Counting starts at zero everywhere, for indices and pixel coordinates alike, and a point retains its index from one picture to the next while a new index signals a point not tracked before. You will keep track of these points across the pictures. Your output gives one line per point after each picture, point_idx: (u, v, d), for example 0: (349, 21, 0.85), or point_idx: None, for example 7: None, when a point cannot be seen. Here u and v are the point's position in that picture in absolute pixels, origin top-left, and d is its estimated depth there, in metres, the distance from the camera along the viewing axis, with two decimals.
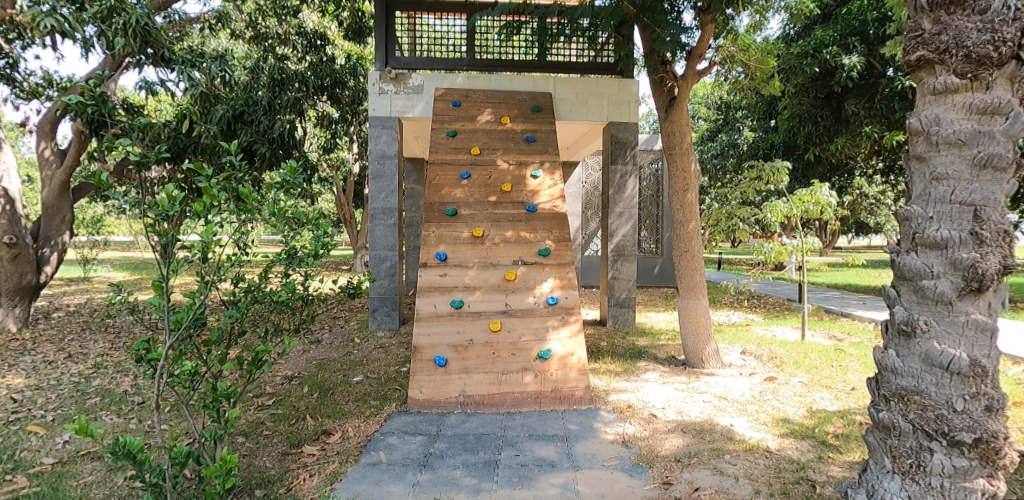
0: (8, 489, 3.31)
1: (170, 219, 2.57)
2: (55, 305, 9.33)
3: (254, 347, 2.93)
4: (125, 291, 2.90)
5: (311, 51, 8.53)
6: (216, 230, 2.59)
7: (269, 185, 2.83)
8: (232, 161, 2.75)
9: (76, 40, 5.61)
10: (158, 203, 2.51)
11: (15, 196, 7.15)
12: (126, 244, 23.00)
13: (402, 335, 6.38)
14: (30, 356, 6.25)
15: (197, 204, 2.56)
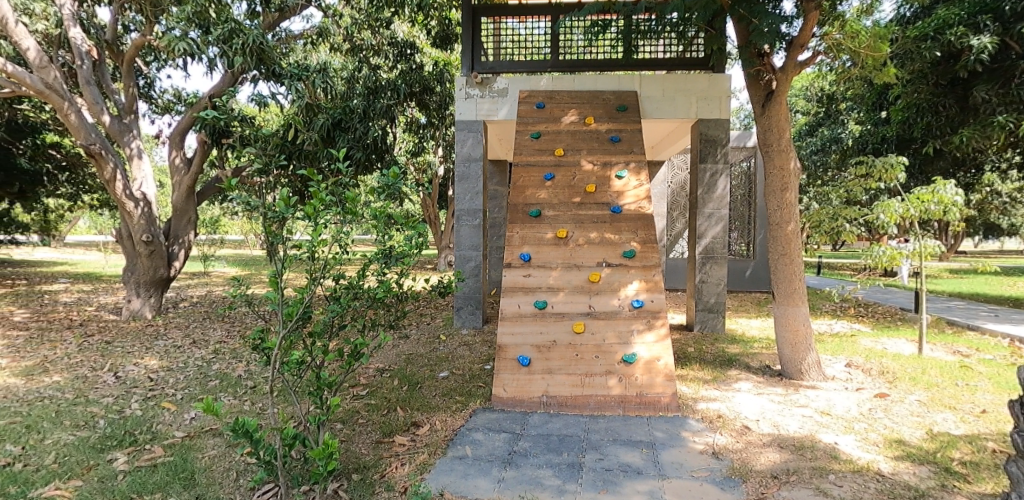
0: (148, 456, 3.72)
1: (280, 221, 2.87)
2: (180, 296, 10.37)
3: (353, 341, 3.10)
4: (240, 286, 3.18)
5: (401, 60, 8.70)
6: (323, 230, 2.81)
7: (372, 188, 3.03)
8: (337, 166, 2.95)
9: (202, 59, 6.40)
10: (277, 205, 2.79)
11: (152, 199, 8.03)
12: (237, 242, 25.13)
13: (486, 334, 6.52)
14: (162, 341, 7.01)
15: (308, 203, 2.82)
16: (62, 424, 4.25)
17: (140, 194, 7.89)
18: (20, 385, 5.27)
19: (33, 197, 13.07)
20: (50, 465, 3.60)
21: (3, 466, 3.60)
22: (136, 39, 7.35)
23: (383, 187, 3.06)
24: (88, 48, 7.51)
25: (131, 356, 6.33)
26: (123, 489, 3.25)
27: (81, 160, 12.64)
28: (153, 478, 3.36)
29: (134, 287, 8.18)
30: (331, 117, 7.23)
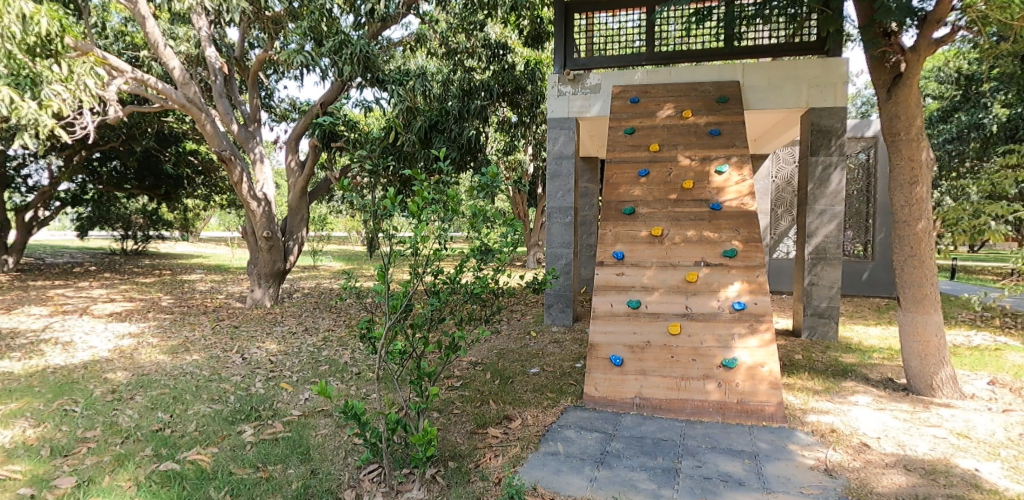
0: (270, 431, 4.21)
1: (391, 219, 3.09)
2: (294, 287, 11.27)
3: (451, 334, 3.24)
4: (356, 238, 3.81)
5: (494, 61, 8.82)
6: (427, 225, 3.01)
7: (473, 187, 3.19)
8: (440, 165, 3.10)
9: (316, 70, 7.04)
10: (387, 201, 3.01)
11: (272, 199, 8.75)
12: (344, 238, 26.93)
13: (576, 332, 6.47)
14: (280, 327, 7.86)
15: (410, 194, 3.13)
16: (201, 397, 4.94)
17: (262, 195, 8.61)
18: (168, 362, 6.21)
19: (176, 198, 14.74)
20: (193, 432, 4.17)
21: (156, 430, 4.21)
22: (259, 56, 8.23)
23: (484, 185, 3.18)
24: (220, 65, 8.30)
25: (255, 341, 7.15)
26: (249, 457, 3.69)
27: (213, 164, 14.10)
28: (275, 450, 3.77)
29: (256, 278, 9.03)
30: (428, 120, 7.59)
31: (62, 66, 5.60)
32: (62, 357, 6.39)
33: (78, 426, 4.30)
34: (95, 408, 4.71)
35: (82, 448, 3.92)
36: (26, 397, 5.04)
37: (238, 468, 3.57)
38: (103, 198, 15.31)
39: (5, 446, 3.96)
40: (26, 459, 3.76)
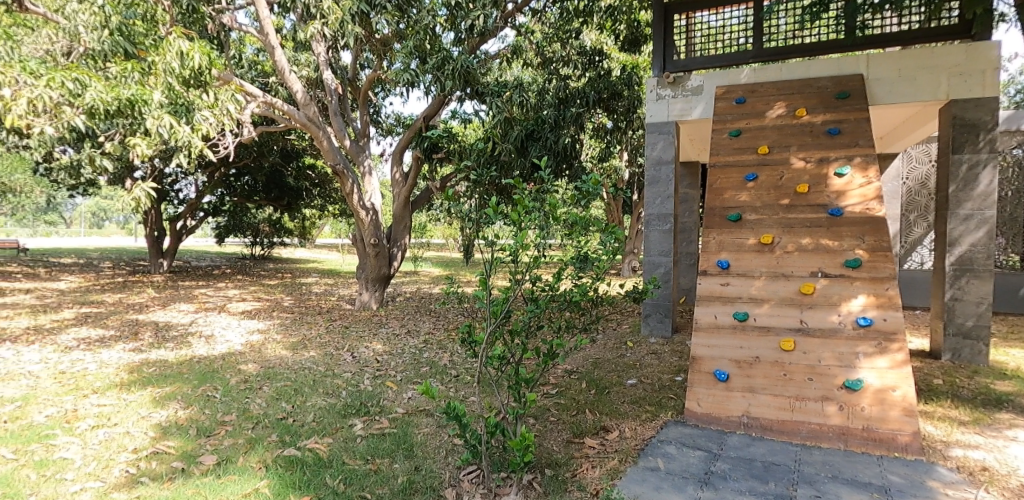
0: (378, 426, 4.85)
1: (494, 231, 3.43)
2: (398, 291, 11.85)
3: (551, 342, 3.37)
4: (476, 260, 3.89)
5: (590, 68, 8.48)
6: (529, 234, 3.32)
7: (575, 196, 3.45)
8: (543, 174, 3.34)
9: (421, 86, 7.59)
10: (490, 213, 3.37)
11: (378, 208, 9.23)
12: (445, 245, 27.97)
13: (676, 344, 6.20)
14: (385, 328, 8.34)
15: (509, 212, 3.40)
16: (318, 391, 5.66)
17: (370, 205, 9.11)
18: (290, 356, 6.84)
19: (296, 208, 15.97)
20: (312, 422, 4.84)
21: (281, 419, 4.93)
22: (371, 75, 8.81)
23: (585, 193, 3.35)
24: (336, 86, 8.90)
25: (363, 340, 7.67)
26: (360, 450, 4.24)
27: (328, 177, 15.25)
28: (384, 444, 4.33)
29: (363, 282, 9.60)
30: (524, 129, 7.69)
31: (210, 94, 6.29)
32: (205, 349, 7.14)
33: (218, 411, 5.07)
34: (232, 396, 5.47)
35: (222, 430, 4.66)
36: (177, 382, 5.83)
37: (350, 458, 4.12)
38: (238, 209, 17.04)
39: (163, 423, 4.79)
40: (179, 436, 4.53)
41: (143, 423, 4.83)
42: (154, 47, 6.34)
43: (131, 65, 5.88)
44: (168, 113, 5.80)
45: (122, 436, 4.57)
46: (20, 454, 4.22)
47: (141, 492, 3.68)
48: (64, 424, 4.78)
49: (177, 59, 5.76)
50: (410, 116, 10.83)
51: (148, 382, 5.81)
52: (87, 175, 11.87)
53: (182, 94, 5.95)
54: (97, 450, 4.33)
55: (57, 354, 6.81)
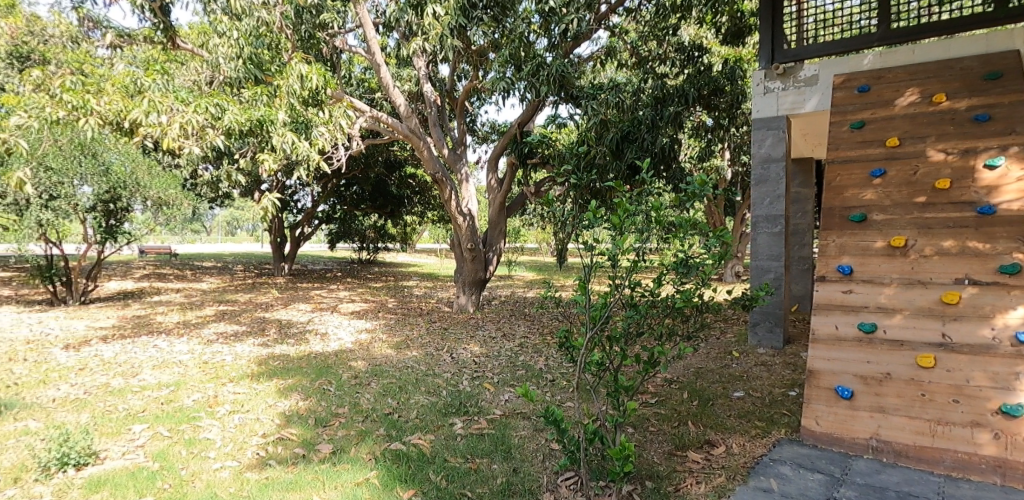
0: (477, 426, 5.08)
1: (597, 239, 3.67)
2: (494, 295, 12.03)
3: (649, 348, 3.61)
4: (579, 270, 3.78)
5: (689, 65, 8.05)
6: (628, 239, 3.48)
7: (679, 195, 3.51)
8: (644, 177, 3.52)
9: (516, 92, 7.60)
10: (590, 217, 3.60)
11: (475, 214, 9.39)
12: (539, 250, 28.01)
13: (789, 356, 5.74)
14: (482, 331, 8.47)
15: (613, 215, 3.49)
16: (420, 389, 5.90)
17: (467, 210, 9.34)
18: (394, 354, 7.14)
19: (399, 216, 16.73)
20: (415, 419, 5.16)
21: (388, 413, 5.26)
22: (466, 86, 9.09)
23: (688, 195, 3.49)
24: (435, 98, 9.18)
25: (461, 341, 7.82)
26: (460, 449, 4.52)
27: (428, 185, 15.85)
28: (482, 444, 4.60)
29: (461, 286, 9.82)
30: (619, 131, 7.50)
31: (325, 112, 6.85)
32: (320, 346, 7.62)
33: (333, 403, 5.48)
34: (345, 390, 5.82)
35: (336, 421, 5.06)
36: (298, 375, 6.27)
37: (451, 456, 4.42)
38: (347, 217, 18.19)
39: (287, 412, 5.25)
40: (300, 425, 4.98)
41: (271, 411, 5.31)
42: (280, 72, 6.78)
43: (260, 89, 6.44)
44: (290, 130, 6.34)
45: (254, 422, 5.08)
46: (174, 432, 4.81)
47: (269, 474, 4.14)
48: (207, 408, 5.34)
49: (298, 81, 6.46)
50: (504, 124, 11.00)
51: (273, 374, 6.31)
52: (223, 190, 13.27)
53: (303, 113, 6.53)
54: (233, 432, 4.84)
55: (199, 346, 7.59)
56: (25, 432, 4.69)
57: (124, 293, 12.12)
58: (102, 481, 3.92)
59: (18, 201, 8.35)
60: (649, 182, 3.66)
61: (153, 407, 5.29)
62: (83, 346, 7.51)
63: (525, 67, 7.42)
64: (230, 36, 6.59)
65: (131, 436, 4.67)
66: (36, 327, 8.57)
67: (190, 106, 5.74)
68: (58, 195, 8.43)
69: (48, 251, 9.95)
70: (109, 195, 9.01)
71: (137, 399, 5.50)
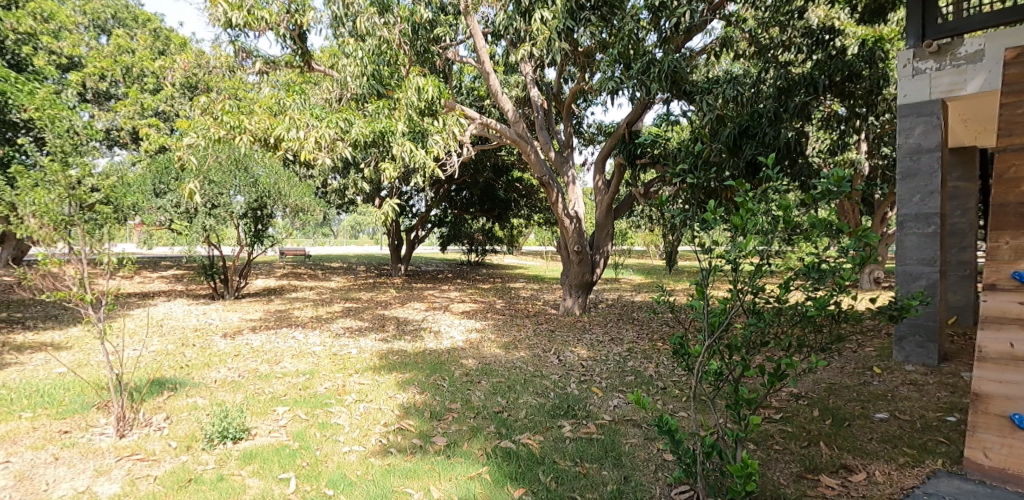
0: (585, 430, 5.03)
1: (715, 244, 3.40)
2: (600, 298, 11.80)
3: (776, 361, 3.38)
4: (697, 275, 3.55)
5: (817, 49, 7.31)
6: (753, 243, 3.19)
7: (812, 193, 3.15)
8: (772, 173, 3.23)
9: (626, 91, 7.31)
10: (707, 218, 3.36)
11: (581, 216, 9.22)
12: (646, 252, 27.10)
13: (944, 375, 5.02)
14: (589, 335, 8.27)
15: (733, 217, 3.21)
16: (529, 390, 5.87)
17: (573, 213, 9.17)
18: (503, 354, 7.19)
19: (506, 219, 16.94)
20: (524, 418, 5.18)
21: (498, 412, 5.32)
22: (573, 87, 8.99)
23: (825, 192, 3.13)
24: (541, 101, 9.18)
25: (568, 344, 7.71)
26: (569, 451, 4.58)
27: (534, 188, 15.90)
28: (592, 449, 4.61)
29: (567, 288, 9.71)
30: (737, 126, 6.93)
31: (439, 120, 7.06)
32: (434, 343, 7.86)
33: (446, 397, 5.62)
34: (457, 386, 5.95)
35: (449, 416, 5.21)
36: (414, 369, 6.50)
37: (561, 458, 4.49)
38: (457, 220, 18.74)
39: (405, 404, 5.47)
40: (417, 417, 5.18)
41: (391, 402, 5.56)
42: (401, 87, 7.14)
43: (383, 102, 6.92)
44: (408, 139, 6.73)
45: (376, 411, 5.34)
46: (310, 415, 5.19)
47: (390, 461, 4.42)
48: (336, 395, 5.68)
49: (416, 94, 6.71)
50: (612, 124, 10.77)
51: (393, 367, 6.60)
52: (347, 197, 14.23)
53: (419, 123, 6.85)
54: (359, 420, 5.14)
55: (329, 338, 8.15)
56: (194, 407, 5.27)
57: (267, 290, 13.34)
58: (253, 455, 4.39)
59: (187, 209, 9.43)
60: (778, 179, 3.31)
61: (292, 392, 5.73)
62: (238, 335, 8.32)
63: (635, 65, 7.13)
64: (355, 56, 7.05)
65: (275, 417, 5.12)
66: (200, 319, 9.60)
67: (324, 121, 6.43)
68: (218, 204, 9.55)
69: (210, 254, 11.12)
70: (257, 203, 9.90)
71: (280, 384, 6.00)
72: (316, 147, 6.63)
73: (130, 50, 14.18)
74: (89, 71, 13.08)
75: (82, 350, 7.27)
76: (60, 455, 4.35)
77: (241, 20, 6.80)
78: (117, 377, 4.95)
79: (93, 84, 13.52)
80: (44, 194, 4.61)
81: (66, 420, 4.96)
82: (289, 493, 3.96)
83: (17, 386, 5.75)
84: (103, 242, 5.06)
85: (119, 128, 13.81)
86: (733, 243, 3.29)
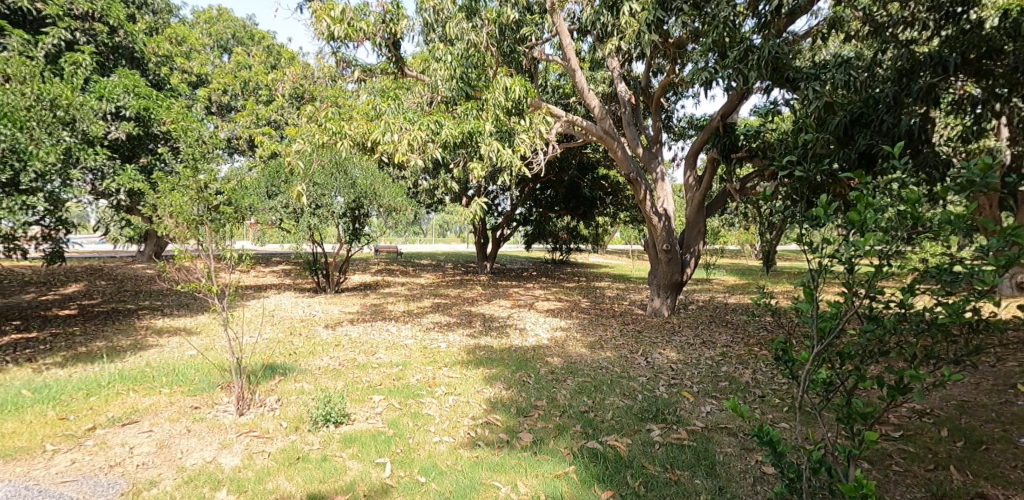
0: (675, 435, 4.77)
1: (825, 243, 3.05)
2: (690, 299, 11.27)
3: (899, 372, 3.00)
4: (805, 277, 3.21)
5: (948, 24, 6.31)
6: (873, 242, 2.81)
7: (945, 186, 2.75)
8: (897, 163, 2.85)
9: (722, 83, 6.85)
10: (816, 214, 3.03)
11: (671, 214, 8.82)
12: (740, 253, 25.67)
13: None
14: (678, 337, 7.86)
15: (849, 214, 2.84)
16: (615, 391, 5.66)
17: (662, 210, 8.80)
18: (588, 354, 7.01)
19: (591, 217, 16.60)
20: (611, 420, 4.99)
21: (584, 411, 5.16)
22: (663, 81, 8.62)
23: (963, 183, 2.71)
24: (629, 96, 8.89)
25: (656, 346, 7.39)
26: (658, 456, 4.38)
27: (621, 185, 15.50)
28: (683, 456, 4.39)
29: (655, 288, 9.36)
30: (849, 113, 6.31)
31: (526, 119, 7.01)
32: (519, 340, 7.82)
33: (532, 394, 5.54)
34: (542, 384, 5.85)
35: (535, 412, 5.12)
36: (500, 366, 6.48)
37: (649, 462, 4.30)
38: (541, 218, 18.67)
39: (492, 399, 5.45)
40: (503, 412, 5.14)
41: (478, 396, 5.56)
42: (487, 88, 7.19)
43: (471, 104, 7.01)
44: (496, 139, 6.73)
45: (464, 404, 5.36)
46: (403, 405, 5.30)
47: (478, 454, 4.41)
48: (427, 387, 5.77)
49: (503, 94, 6.64)
50: (704, 117, 10.27)
51: (480, 363, 6.62)
52: (437, 196, 14.57)
53: (506, 122, 6.85)
54: (449, 411, 5.18)
55: (419, 332, 8.34)
56: (302, 391, 5.55)
57: (364, 285, 13.93)
58: (352, 438, 4.54)
59: (295, 209, 10.02)
60: (903, 170, 2.92)
61: (387, 382, 5.89)
62: (337, 327, 8.72)
63: (730, 54, 6.68)
64: (445, 60, 7.17)
65: (371, 404, 5.28)
66: (305, 310, 10.19)
67: (417, 125, 6.58)
68: (322, 205, 10.10)
69: (314, 251, 11.73)
70: (355, 203, 10.35)
71: (376, 374, 6.19)
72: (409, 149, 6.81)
73: (248, 65, 15.39)
74: (213, 86, 14.33)
75: (209, 335, 7.92)
76: (190, 428, 4.71)
77: (343, 33, 7.11)
78: (238, 360, 5.31)
79: (217, 98, 14.76)
80: (180, 196, 4.97)
81: (196, 397, 5.37)
82: (385, 478, 4.06)
83: (157, 364, 6.33)
84: (226, 239, 5.46)
85: (237, 137, 14.99)
86: (848, 241, 2.94)
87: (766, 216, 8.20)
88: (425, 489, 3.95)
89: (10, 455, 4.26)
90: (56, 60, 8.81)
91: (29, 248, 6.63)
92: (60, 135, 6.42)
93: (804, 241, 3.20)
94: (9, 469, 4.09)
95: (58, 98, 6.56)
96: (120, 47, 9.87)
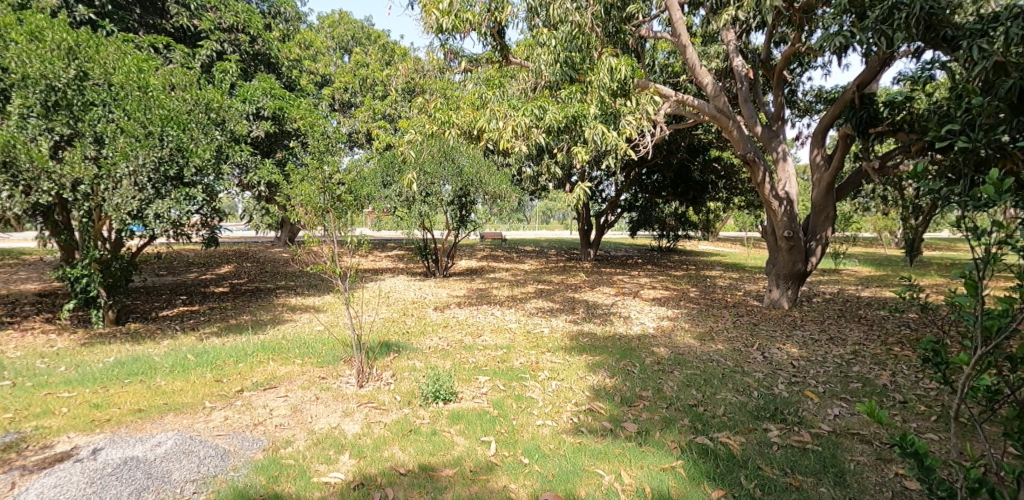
0: (797, 437, 4.27)
1: (996, 228, 2.48)
2: (815, 291, 10.26)
3: None
4: (964, 266, 2.63)
5: None
6: None
7: None
8: None
9: (862, 47, 6.01)
10: (981, 194, 2.48)
11: (794, 197, 8.00)
12: (873, 241, 23.16)
13: None
14: (800, 331, 7.14)
15: None
16: (728, 386, 5.21)
17: (784, 193, 8.01)
18: (698, 346, 6.53)
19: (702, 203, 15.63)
20: (722, 416, 4.58)
21: (693, 405, 4.78)
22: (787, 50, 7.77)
23: None
24: (747, 71, 8.11)
25: (775, 341, 6.75)
26: (777, 458, 3.94)
27: (737, 168, 14.44)
28: (807, 460, 3.92)
29: (775, 278, 8.57)
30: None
31: (632, 100, 6.62)
32: (624, 328, 7.50)
33: (637, 384, 5.24)
34: (648, 374, 5.53)
35: (641, 403, 4.83)
36: (604, 353, 6.23)
37: (766, 464, 3.88)
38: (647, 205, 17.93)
39: (596, 387, 5.22)
40: (607, 400, 4.90)
41: (582, 383, 5.36)
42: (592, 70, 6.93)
43: (574, 88, 6.74)
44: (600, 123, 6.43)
45: (568, 390, 5.18)
46: (507, 387, 5.23)
47: (582, 440, 4.22)
48: (531, 371, 5.67)
49: (608, 74, 6.36)
50: (835, 89, 9.20)
51: (583, 349, 6.41)
52: (541, 182, 14.43)
53: (611, 104, 6.53)
54: (552, 396, 5.04)
55: (524, 317, 8.28)
56: (413, 368, 5.67)
57: (471, 270, 14.19)
58: (460, 416, 4.54)
59: (408, 197, 10.31)
60: None
61: (491, 365, 5.85)
62: (446, 309, 8.90)
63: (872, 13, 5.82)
64: (548, 44, 6.95)
65: (477, 385, 5.26)
66: (417, 293, 10.52)
67: (521, 110, 6.43)
68: (431, 193, 10.34)
69: (425, 237, 12.07)
70: (462, 191, 10.47)
71: (481, 356, 6.19)
72: (513, 134, 6.68)
73: (366, 64, 16.08)
74: (337, 85, 15.09)
75: (334, 313, 8.40)
76: (319, 396, 4.95)
77: (450, 25, 7.08)
78: (357, 337, 5.51)
79: (340, 96, 15.57)
80: (309, 186, 5.19)
81: (324, 368, 5.65)
82: (490, 456, 4.00)
83: (291, 338, 6.79)
84: (347, 227, 5.65)
85: (357, 131, 15.78)
86: None
87: (910, 201, 7.18)
88: (529, 470, 3.84)
89: (177, 409, 4.70)
90: (209, 68, 9.69)
91: (191, 233, 7.22)
92: (213, 135, 6.92)
93: (963, 226, 2.62)
94: (178, 420, 4.50)
95: (210, 102, 7.07)
96: (259, 53, 10.63)
